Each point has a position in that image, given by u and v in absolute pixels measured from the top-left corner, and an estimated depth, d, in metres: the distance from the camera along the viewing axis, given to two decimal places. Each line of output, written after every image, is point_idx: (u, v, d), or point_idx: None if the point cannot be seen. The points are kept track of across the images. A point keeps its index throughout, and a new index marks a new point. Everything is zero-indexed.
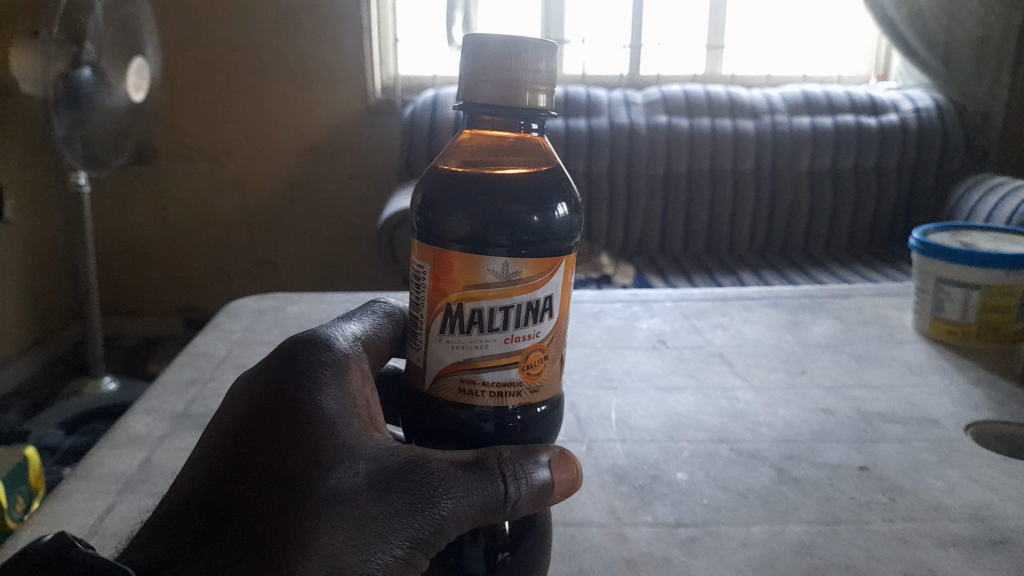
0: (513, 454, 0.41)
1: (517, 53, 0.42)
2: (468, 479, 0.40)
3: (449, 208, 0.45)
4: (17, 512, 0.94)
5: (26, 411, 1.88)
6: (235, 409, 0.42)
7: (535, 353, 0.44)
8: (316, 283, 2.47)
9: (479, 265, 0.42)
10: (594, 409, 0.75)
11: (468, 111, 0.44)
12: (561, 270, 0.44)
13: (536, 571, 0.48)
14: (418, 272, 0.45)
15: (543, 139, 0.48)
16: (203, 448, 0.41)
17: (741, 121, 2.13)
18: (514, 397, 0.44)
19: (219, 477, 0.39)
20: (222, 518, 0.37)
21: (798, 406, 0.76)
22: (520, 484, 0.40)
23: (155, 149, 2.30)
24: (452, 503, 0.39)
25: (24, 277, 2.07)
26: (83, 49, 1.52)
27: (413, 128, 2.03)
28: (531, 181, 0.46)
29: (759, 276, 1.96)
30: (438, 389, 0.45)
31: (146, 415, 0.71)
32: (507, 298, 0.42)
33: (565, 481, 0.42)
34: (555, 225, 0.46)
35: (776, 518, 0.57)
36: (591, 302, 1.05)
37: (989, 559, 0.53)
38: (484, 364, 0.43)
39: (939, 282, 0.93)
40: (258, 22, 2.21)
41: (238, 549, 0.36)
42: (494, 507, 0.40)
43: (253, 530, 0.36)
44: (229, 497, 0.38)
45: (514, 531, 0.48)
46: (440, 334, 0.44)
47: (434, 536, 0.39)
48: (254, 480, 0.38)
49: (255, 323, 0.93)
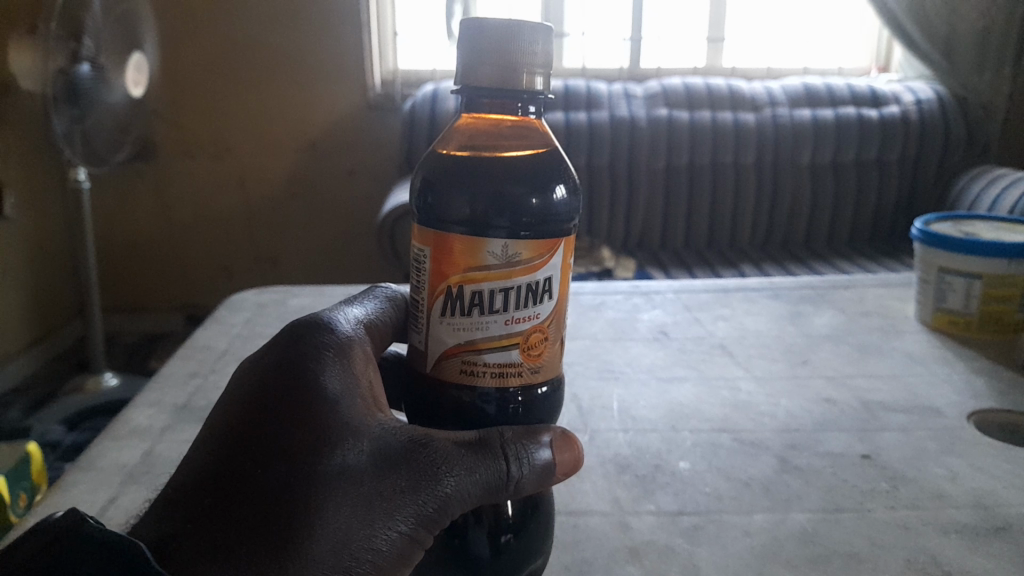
0: (515, 435, 0.41)
1: (515, 33, 0.42)
2: (471, 457, 0.40)
3: (449, 191, 0.45)
4: (19, 508, 0.93)
5: (27, 407, 1.88)
6: (239, 389, 0.41)
7: (535, 335, 0.44)
8: (316, 279, 2.47)
9: (480, 245, 0.42)
10: (596, 400, 0.74)
11: (467, 95, 0.44)
12: (561, 251, 0.44)
13: (538, 554, 0.48)
14: (419, 256, 0.45)
15: (540, 122, 0.48)
16: (206, 428, 0.41)
17: (741, 114, 2.12)
18: (515, 378, 0.44)
19: (223, 458, 0.38)
20: (228, 497, 0.37)
21: (800, 396, 0.76)
22: (522, 465, 0.40)
23: (156, 145, 2.30)
24: (455, 481, 0.39)
25: (23, 275, 2.07)
26: (81, 44, 1.51)
27: (413, 120, 2.02)
28: (530, 165, 0.46)
29: (761, 269, 1.96)
30: (440, 371, 0.45)
31: (147, 408, 0.71)
32: (507, 279, 0.42)
33: (566, 461, 0.42)
34: (554, 207, 0.46)
35: (778, 507, 0.57)
36: (592, 295, 1.05)
37: (991, 547, 0.52)
38: (485, 345, 0.43)
39: (941, 272, 0.93)
40: (256, 17, 2.21)
41: (246, 528, 0.36)
42: (497, 487, 0.40)
43: (259, 509, 0.36)
44: (234, 477, 0.37)
45: (517, 517, 0.48)
46: (441, 316, 0.44)
47: (437, 513, 0.39)
48: (259, 458, 0.38)
49: (255, 317, 0.93)
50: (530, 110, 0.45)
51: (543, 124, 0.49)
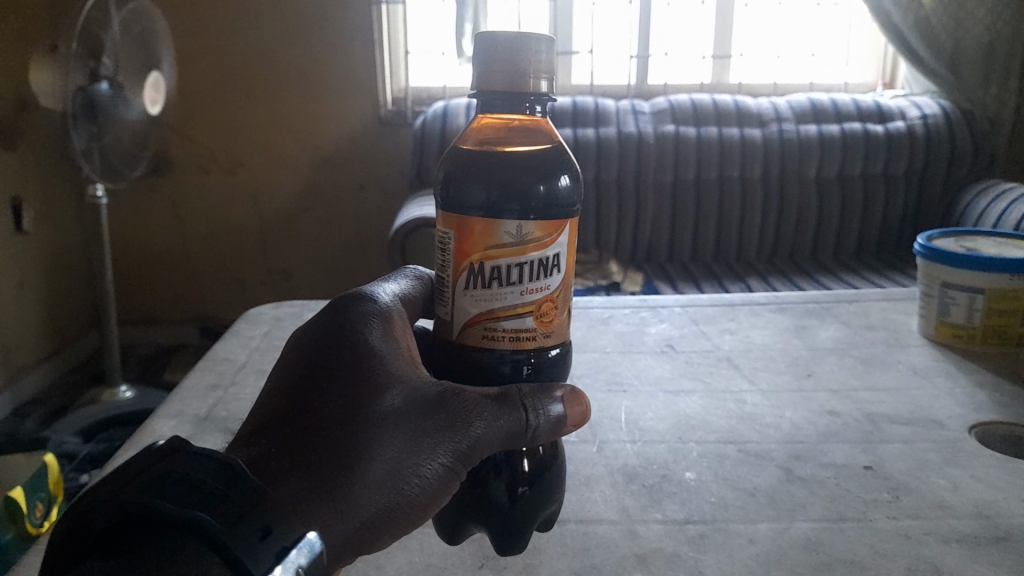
0: (531, 390, 0.46)
1: (523, 44, 0.46)
2: (497, 404, 0.45)
3: (468, 181, 0.49)
4: (38, 518, 0.95)
5: (44, 419, 1.91)
6: (296, 349, 0.47)
7: (547, 304, 0.48)
8: (327, 291, 2.50)
9: (497, 226, 0.45)
10: (604, 412, 0.76)
11: (481, 99, 0.48)
12: (568, 231, 0.48)
13: (549, 501, 0.55)
14: (443, 238, 0.49)
15: (546, 121, 0.52)
16: (270, 380, 0.47)
17: (747, 129, 2.14)
18: (529, 343, 0.48)
19: (289, 400, 0.44)
20: (295, 431, 0.43)
21: (804, 408, 0.78)
22: (538, 414, 0.45)
23: (172, 160, 2.35)
24: (484, 424, 0.45)
25: (42, 287, 2.11)
26: (100, 63, 1.56)
27: (424, 135, 2.06)
28: (538, 157, 0.51)
29: (767, 282, 1.98)
30: (463, 339, 0.48)
31: (170, 418, 0.73)
32: (521, 255, 0.46)
33: (576, 413, 0.47)
34: (559, 194, 0.50)
35: (782, 516, 0.58)
36: (600, 308, 1.08)
37: (992, 555, 0.54)
38: (503, 313, 0.47)
39: (944, 287, 0.95)
40: (270, 35, 2.26)
41: (311, 454, 0.42)
42: (517, 433, 0.45)
43: (321, 440, 0.42)
44: (298, 416, 0.43)
45: (531, 469, 0.54)
46: (465, 289, 0.47)
47: (470, 451, 0.44)
48: (319, 400, 0.43)
49: (273, 331, 0.95)
50: (537, 110, 0.49)
51: (549, 123, 0.53)
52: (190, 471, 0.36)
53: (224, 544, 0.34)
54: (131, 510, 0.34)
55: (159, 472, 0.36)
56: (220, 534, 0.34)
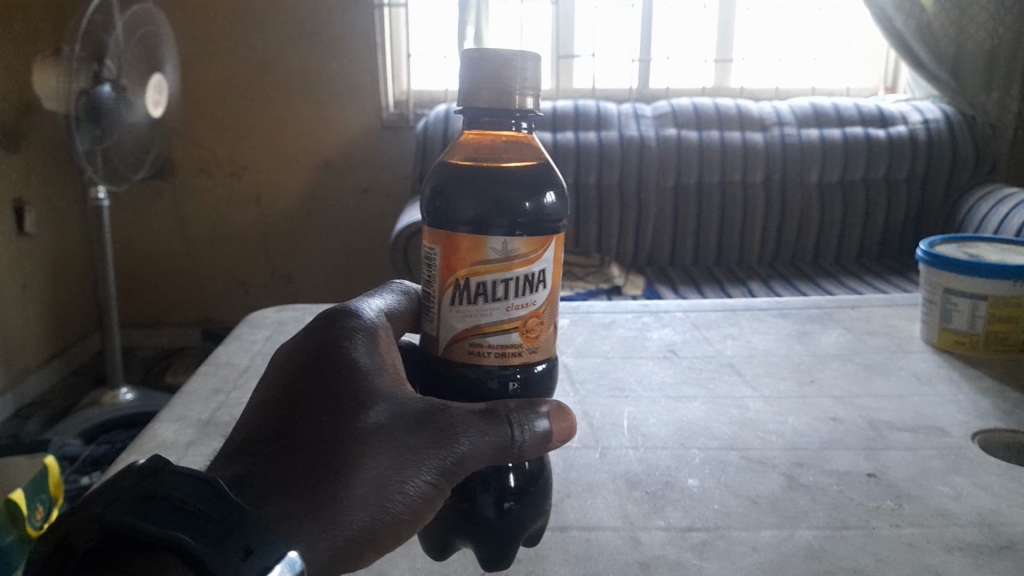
0: (518, 405, 0.46)
1: (508, 62, 0.47)
2: (483, 420, 0.45)
3: (456, 195, 0.49)
4: (37, 521, 0.92)
5: (45, 420, 1.91)
6: (287, 367, 0.48)
7: (533, 319, 0.48)
8: (328, 294, 2.49)
9: (482, 242, 0.46)
10: (607, 418, 0.76)
11: (467, 114, 0.48)
12: (553, 247, 0.48)
13: (540, 512, 0.54)
14: (429, 254, 0.49)
15: (532, 136, 0.52)
16: (262, 397, 0.47)
17: (750, 133, 2.14)
18: (515, 358, 0.48)
19: (279, 418, 0.45)
20: (284, 448, 0.43)
21: (807, 415, 0.77)
22: (523, 430, 0.45)
23: (174, 163, 2.36)
24: (469, 441, 0.44)
25: (45, 289, 2.11)
26: (103, 66, 1.56)
27: (426, 139, 2.06)
28: (525, 171, 0.51)
29: (770, 287, 1.97)
30: (449, 354, 0.49)
31: (172, 423, 0.73)
32: (506, 271, 0.46)
33: (561, 429, 0.46)
34: (546, 211, 0.50)
35: (786, 523, 0.58)
36: (603, 312, 1.08)
37: (995, 564, 0.54)
38: (488, 328, 0.47)
39: (947, 292, 0.95)
40: (273, 38, 2.26)
41: (299, 471, 0.42)
42: (504, 449, 0.45)
43: (310, 457, 0.43)
44: (287, 433, 0.44)
45: (518, 484, 0.54)
46: (451, 304, 0.48)
47: (456, 467, 0.44)
48: (308, 418, 0.44)
49: (275, 334, 0.95)
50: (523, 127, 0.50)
51: (536, 139, 0.54)
52: (175, 492, 0.37)
53: (205, 564, 0.35)
54: (107, 524, 0.35)
55: (145, 488, 0.37)
56: (203, 559, 0.35)
